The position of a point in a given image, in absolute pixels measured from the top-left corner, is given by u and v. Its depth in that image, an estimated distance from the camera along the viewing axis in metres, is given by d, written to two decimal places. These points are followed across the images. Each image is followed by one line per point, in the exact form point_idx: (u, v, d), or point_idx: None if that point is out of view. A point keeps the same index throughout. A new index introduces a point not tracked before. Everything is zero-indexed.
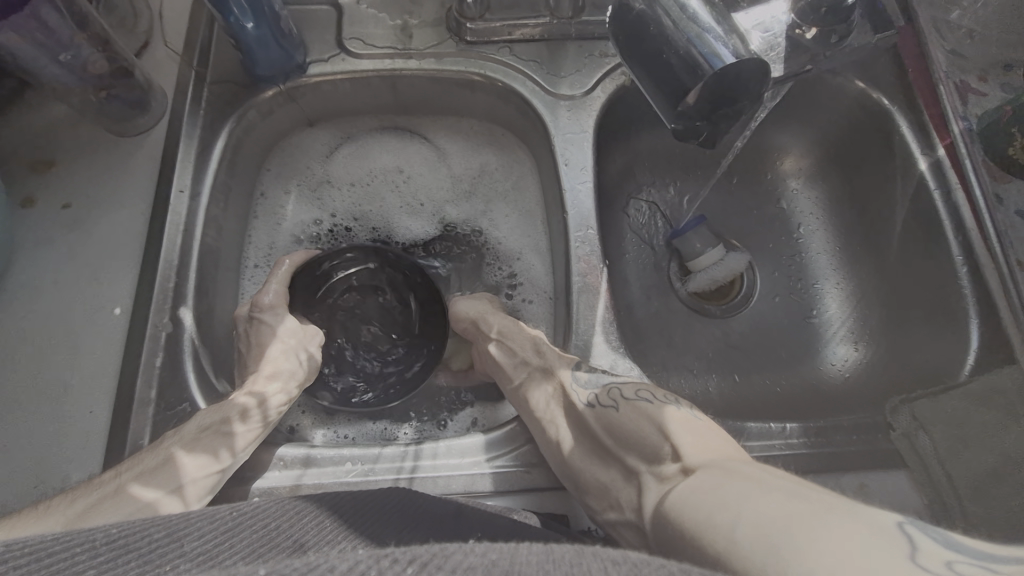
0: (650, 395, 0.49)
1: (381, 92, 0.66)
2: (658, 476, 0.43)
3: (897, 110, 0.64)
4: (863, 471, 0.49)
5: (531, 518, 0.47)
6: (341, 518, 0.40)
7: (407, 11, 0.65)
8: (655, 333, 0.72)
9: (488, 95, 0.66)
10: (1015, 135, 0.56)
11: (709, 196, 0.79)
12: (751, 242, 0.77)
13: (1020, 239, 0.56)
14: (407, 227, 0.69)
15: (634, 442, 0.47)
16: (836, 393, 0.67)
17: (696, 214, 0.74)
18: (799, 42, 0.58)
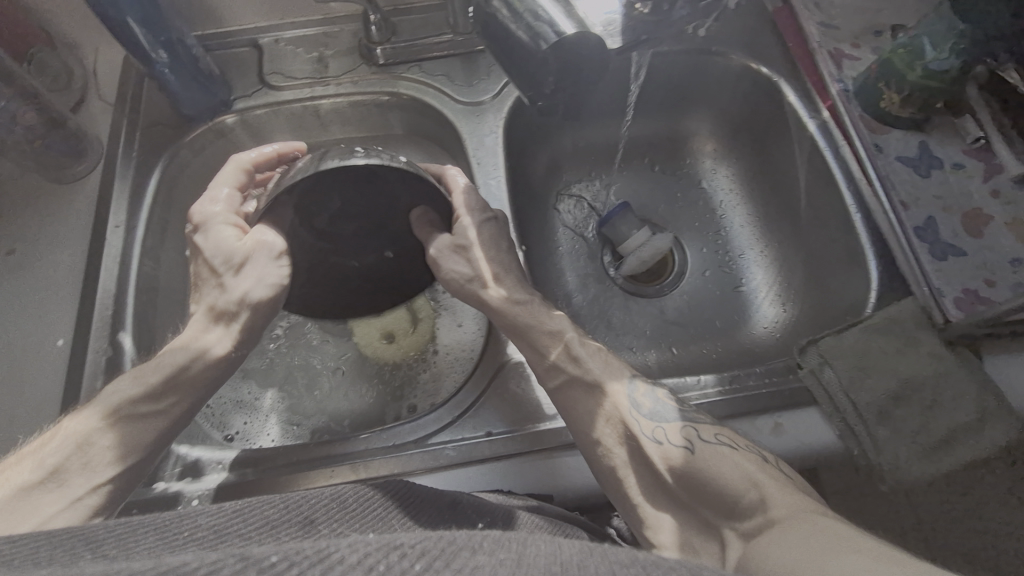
0: (731, 441, 0.46)
1: (307, 120, 0.71)
2: (740, 532, 0.41)
3: (783, 82, 0.69)
4: (777, 410, 0.52)
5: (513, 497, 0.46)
6: (400, 508, 0.39)
7: (323, 45, 0.70)
8: (594, 317, 0.75)
9: (405, 110, 0.71)
10: (884, 88, 0.61)
11: (633, 184, 0.82)
12: (678, 222, 0.80)
13: (901, 181, 0.60)
14: None
15: (715, 494, 0.43)
16: (768, 351, 0.69)
17: (619, 202, 0.78)
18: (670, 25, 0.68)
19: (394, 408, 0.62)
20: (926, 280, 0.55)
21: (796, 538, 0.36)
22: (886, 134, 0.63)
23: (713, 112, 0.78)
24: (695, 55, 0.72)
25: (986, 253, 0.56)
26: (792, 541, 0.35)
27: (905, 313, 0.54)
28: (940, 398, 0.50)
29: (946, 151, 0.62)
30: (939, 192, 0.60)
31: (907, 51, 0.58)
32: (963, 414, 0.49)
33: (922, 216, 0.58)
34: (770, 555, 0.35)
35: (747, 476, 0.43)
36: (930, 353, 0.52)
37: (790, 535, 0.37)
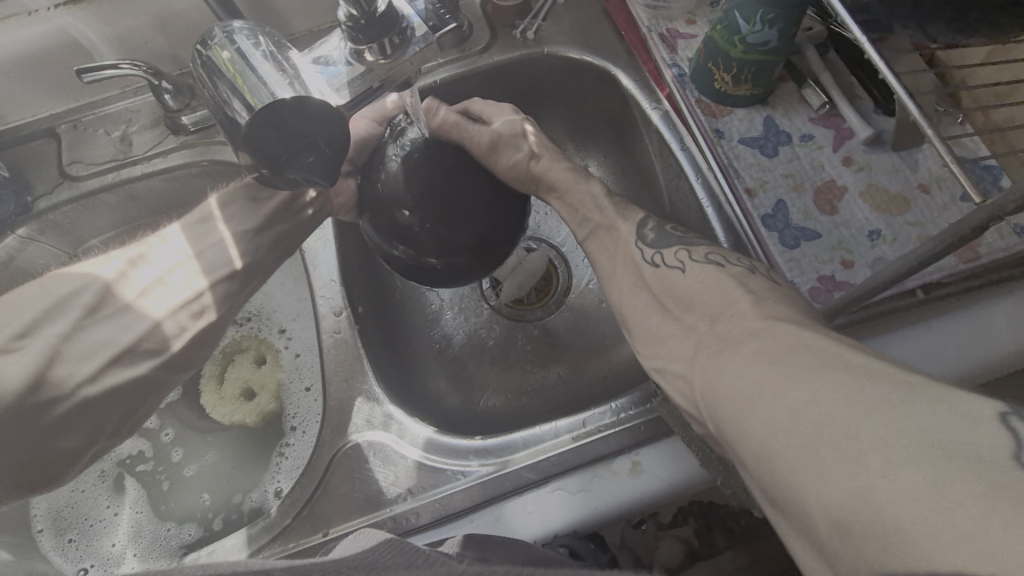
0: (722, 259, 0.44)
1: (124, 203, 0.66)
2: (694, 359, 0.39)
3: (621, 72, 0.64)
4: (636, 447, 0.47)
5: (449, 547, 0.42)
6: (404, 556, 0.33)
7: (125, 122, 0.64)
8: (475, 356, 0.68)
9: (228, 176, 0.66)
10: (715, 68, 0.56)
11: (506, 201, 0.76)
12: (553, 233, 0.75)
13: (748, 166, 0.56)
14: None
15: (696, 300, 0.42)
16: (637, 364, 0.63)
17: None
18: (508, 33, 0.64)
19: (264, 483, 0.58)
20: (778, 275, 0.51)
21: (751, 354, 0.34)
22: (729, 116, 0.58)
23: (567, 112, 0.72)
24: (528, 61, 0.66)
25: (841, 230, 0.52)
26: (747, 363, 0.34)
27: None
28: None
29: (792, 122, 0.57)
30: (788, 171, 0.55)
31: (724, 27, 0.53)
32: None
33: (770, 202, 0.54)
34: (725, 386, 0.35)
35: (726, 292, 0.41)
36: None
37: (746, 349, 0.35)
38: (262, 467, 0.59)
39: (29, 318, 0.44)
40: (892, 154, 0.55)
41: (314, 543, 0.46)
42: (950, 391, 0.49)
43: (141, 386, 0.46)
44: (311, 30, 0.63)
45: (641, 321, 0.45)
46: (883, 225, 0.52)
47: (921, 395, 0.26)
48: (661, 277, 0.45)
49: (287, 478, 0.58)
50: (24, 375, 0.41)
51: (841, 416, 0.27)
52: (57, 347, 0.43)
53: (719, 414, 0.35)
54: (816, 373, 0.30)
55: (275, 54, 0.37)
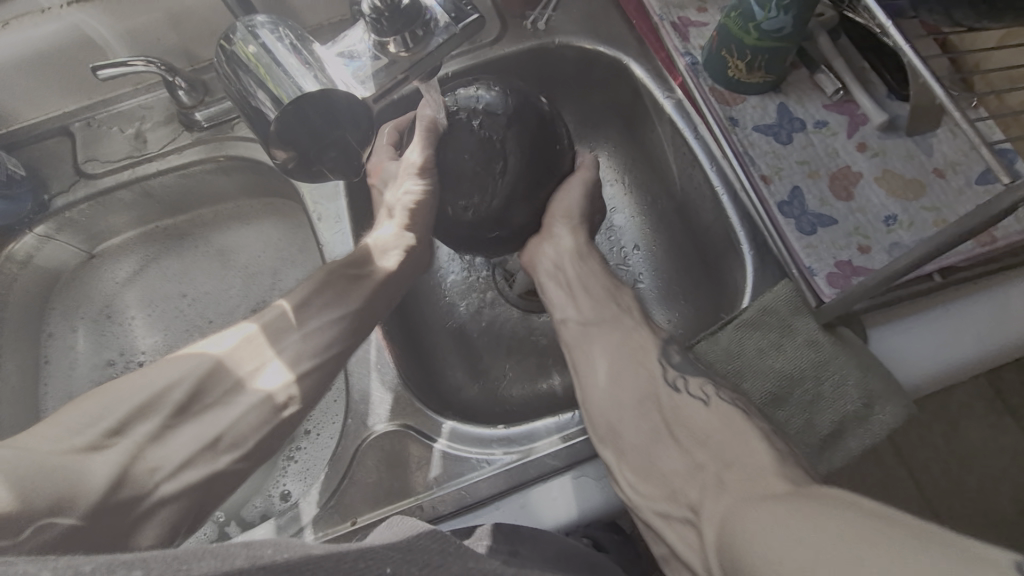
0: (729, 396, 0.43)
1: (139, 200, 0.66)
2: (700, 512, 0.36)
3: (633, 61, 0.64)
4: None
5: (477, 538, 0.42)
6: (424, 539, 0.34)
7: (139, 119, 0.64)
8: (490, 348, 0.68)
9: (242, 172, 0.66)
10: (729, 56, 0.56)
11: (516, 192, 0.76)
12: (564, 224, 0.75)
13: (763, 153, 0.56)
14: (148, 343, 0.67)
15: (711, 443, 0.40)
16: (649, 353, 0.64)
17: None
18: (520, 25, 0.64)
19: (270, 486, 0.58)
20: (796, 261, 0.51)
21: (763, 502, 0.32)
22: (742, 103, 0.58)
23: (578, 103, 0.72)
24: (539, 51, 0.66)
25: (858, 216, 0.52)
26: (761, 511, 0.31)
27: (779, 300, 0.49)
28: (821, 389, 0.47)
29: (806, 109, 0.58)
30: (802, 157, 0.56)
31: (738, 14, 0.53)
32: (847, 402, 0.46)
33: (786, 189, 0.54)
34: (740, 525, 0.32)
35: (748, 444, 0.39)
36: (807, 342, 0.48)
37: (763, 496, 0.33)
38: (272, 468, 0.59)
39: (118, 418, 0.40)
40: (906, 139, 0.55)
41: (343, 532, 0.47)
42: (967, 374, 0.49)
43: (217, 483, 0.43)
44: (323, 23, 0.63)
45: (649, 451, 0.42)
46: (899, 211, 0.52)
47: (924, 534, 0.25)
48: (685, 407, 0.43)
49: (294, 481, 0.58)
50: (108, 480, 0.38)
51: (844, 552, 0.25)
52: (141, 446, 0.40)
53: (730, 554, 0.31)
54: (823, 515, 0.28)
55: (300, 48, 0.37)
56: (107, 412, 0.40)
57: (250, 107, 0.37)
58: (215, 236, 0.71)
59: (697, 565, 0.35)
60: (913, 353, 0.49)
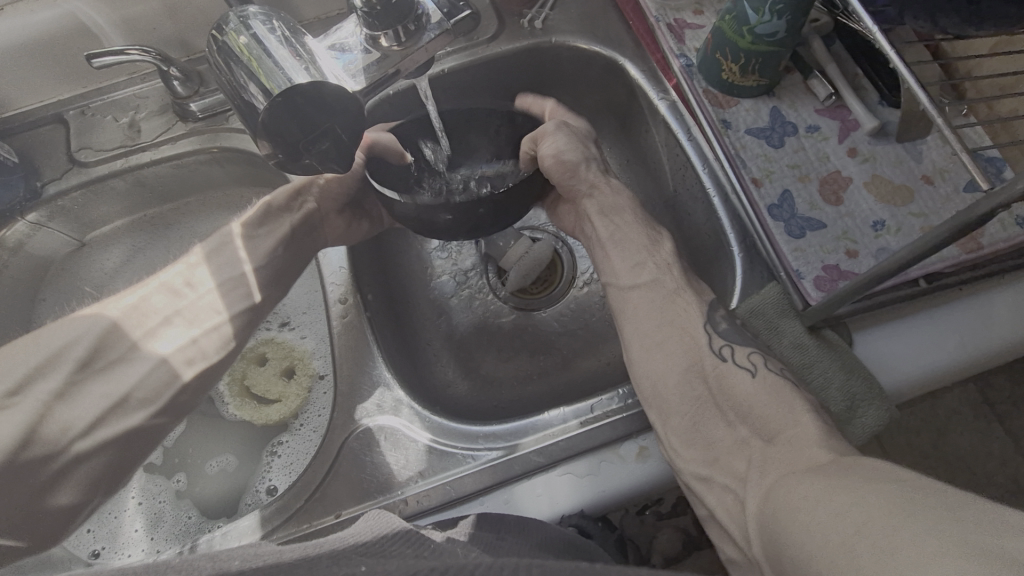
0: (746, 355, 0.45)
1: (131, 189, 0.66)
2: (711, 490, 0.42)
3: (627, 62, 0.64)
4: (642, 433, 0.48)
5: (462, 527, 0.42)
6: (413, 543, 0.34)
7: (133, 108, 0.64)
8: (481, 345, 0.69)
9: (236, 163, 0.66)
10: (724, 59, 0.56)
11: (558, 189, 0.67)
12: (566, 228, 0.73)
13: (754, 157, 0.56)
14: None
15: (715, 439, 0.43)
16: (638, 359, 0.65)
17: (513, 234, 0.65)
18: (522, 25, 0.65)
19: (254, 483, 0.59)
20: (784, 264, 0.52)
21: (807, 474, 0.36)
22: (735, 106, 0.59)
23: (573, 103, 0.72)
24: (536, 50, 0.66)
25: (846, 221, 0.53)
26: (799, 480, 0.35)
27: (767, 302, 0.50)
28: (805, 391, 0.47)
29: (799, 113, 0.58)
30: (793, 161, 0.56)
31: (732, 18, 0.53)
32: (830, 404, 0.46)
33: (776, 192, 0.54)
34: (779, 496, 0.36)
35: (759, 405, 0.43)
36: (792, 344, 0.49)
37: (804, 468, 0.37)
38: (254, 464, 0.60)
39: (25, 372, 0.42)
40: (896, 145, 0.55)
41: (327, 525, 0.47)
42: (950, 379, 0.50)
43: None
44: (320, 16, 0.63)
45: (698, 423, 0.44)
46: (887, 216, 0.53)
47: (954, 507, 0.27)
48: (730, 376, 0.44)
49: (279, 475, 0.59)
50: (17, 431, 0.40)
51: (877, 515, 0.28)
52: (48, 405, 0.42)
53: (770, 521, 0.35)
54: (879, 488, 0.31)
55: (292, 41, 0.37)
56: (35, 354, 0.43)
57: (242, 102, 0.37)
58: (207, 228, 0.71)
59: (734, 531, 0.39)
60: (900, 358, 0.49)
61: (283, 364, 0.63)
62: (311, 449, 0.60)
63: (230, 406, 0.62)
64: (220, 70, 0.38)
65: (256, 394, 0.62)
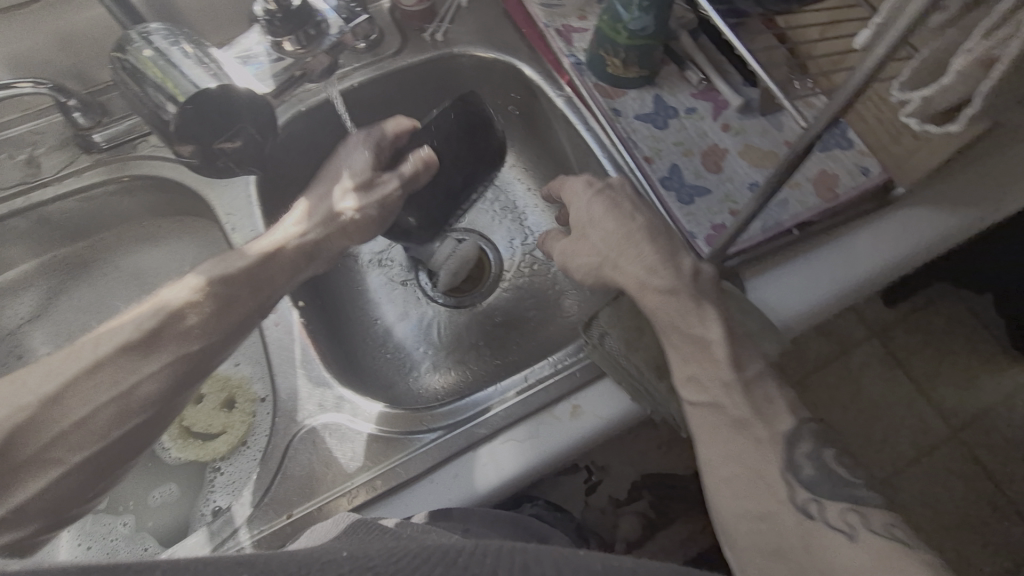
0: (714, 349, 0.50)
1: (34, 228, 0.64)
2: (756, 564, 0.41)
3: (525, 66, 0.70)
4: (574, 393, 0.52)
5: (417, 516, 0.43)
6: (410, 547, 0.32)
7: (30, 144, 0.63)
8: (418, 343, 0.72)
9: (149, 191, 0.66)
10: (606, 54, 0.63)
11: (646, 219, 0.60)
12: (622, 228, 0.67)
13: (644, 138, 0.63)
14: None
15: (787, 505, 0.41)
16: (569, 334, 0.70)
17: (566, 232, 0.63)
18: (426, 40, 0.70)
19: (200, 506, 0.58)
20: (679, 227, 0.58)
21: None
22: (623, 96, 0.65)
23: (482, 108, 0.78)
24: (441, 61, 0.70)
25: (727, 185, 0.60)
26: None
27: (669, 262, 0.56)
28: (709, 335, 0.53)
29: (678, 98, 0.65)
30: (678, 139, 0.63)
31: (608, 17, 0.60)
32: (731, 343, 0.52)
33: (666, 166, 0.61)
34: None
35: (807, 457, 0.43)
36: (695, 296, 0.54)
37: None
38: (195, 489, 0.59)
39: None
40: (760, 118, 0.64)
41: (279, 527, 0.47)
42: (830, 311, 0.58)
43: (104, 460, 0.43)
44: (223, 41, 0.64)
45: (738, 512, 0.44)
46: (760, 178, 0.60)
47: None
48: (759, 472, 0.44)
49: (223, 495, 0.58)
50: None
51: None
52: None
53: None
54: None
55: (195, 54, 0.40)
56: None
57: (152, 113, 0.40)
58: (125, 264, 0.69)
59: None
60: (784, 298, 0.56)
61: (221, 397, 0.61)
62: (255, 462, 0.59)
63: (172, 451, 0.59)
64: (127, 88, 0.41)
65: (198, 433, 0.60)
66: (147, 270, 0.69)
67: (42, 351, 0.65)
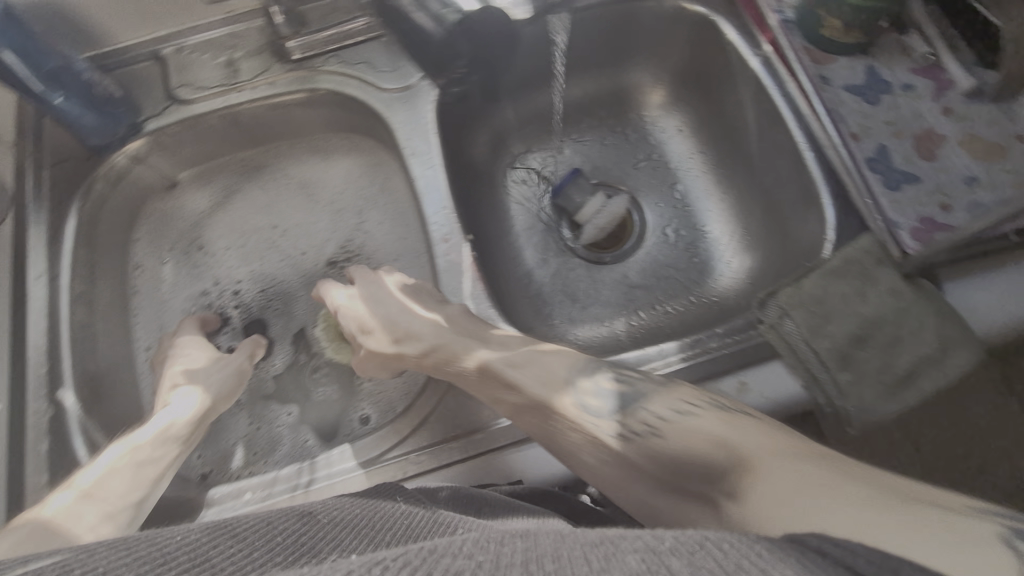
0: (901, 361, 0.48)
1: (226, 129, 0.67)
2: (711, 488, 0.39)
3: (721, 19, 0.65)
4: (742, 369, 0.51)
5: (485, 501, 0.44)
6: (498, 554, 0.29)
7: (231, 48, 0.66)
8: (556, 292, 0.74)
9: (329, 107, 0.67)
10: (823, 15, 0.57)
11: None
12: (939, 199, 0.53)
13: (854, 111, 0.57)
14: (231, 270, 0.69)
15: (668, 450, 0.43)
16: (724, 304, 0.69)
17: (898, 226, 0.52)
18: None
19: (351, 411, 0.62)
20: (881, 214, 0.53)
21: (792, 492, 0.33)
22: (832, 63, 0.60)
23: (655, 61, 0.75)
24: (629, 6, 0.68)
25: (941, 176, 0.54)
26: (788, 472, 0.34)
27: (862, 251, 0.52)
28: (901, 333, 0.49)
29: (893, 72, 0.59)
30: (889, 117, 0.57)
31: None
32: (924, 346, 0.48)
33: (873, 146, 0.56)
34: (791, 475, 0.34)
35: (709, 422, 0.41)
36: (888, 290, 0.51)
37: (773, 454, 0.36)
38: (348, 395, 0.63)
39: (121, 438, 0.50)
40: (991, 105, 0.56)
41: (446, 444, 0.51)
42: None
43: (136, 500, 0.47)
44: None
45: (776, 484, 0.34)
46: (979, 172, 0.54)
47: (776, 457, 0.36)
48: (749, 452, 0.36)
49: (370, 404, 0.62)
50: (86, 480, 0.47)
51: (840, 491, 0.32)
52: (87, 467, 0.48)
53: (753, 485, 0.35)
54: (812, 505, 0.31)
55: None
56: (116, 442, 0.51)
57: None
58: (294, 176, 0.72)
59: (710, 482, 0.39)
60: (994, 306, 0.50)
61: None
62: (408, 380, 0.62)
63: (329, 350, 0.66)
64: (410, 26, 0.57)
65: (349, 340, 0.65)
66: (317, 184, 0.71)
67: (223, 241, 0.70)
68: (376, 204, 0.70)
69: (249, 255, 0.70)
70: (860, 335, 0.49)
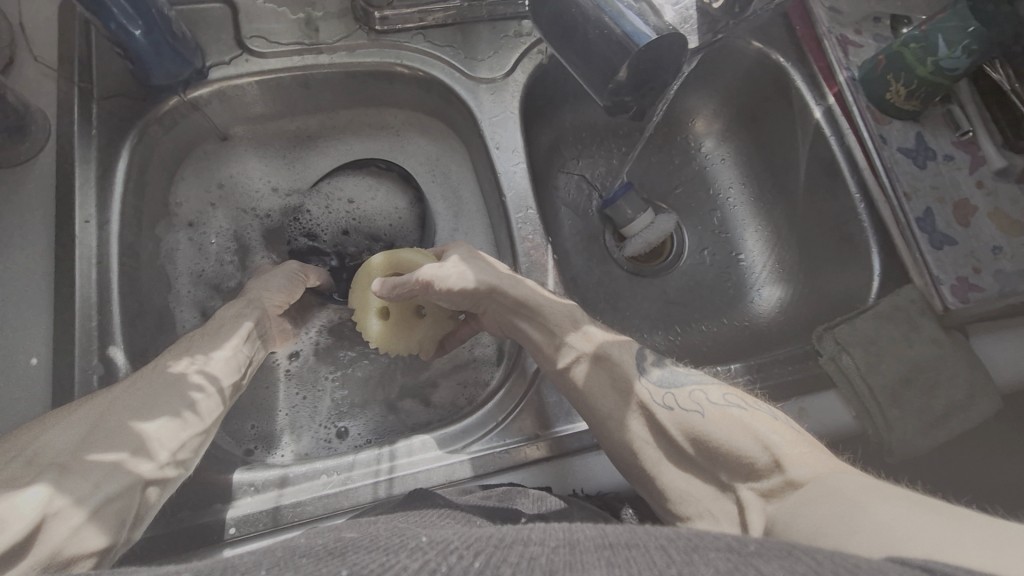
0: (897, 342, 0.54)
1: (294, 89, 0.63)
2: (760, 491, 0.43)
3: (791, 66, 0.70)
4: (802, 397, 0.55)
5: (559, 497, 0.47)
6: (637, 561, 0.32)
7: (309, 4, 0.62)
8: (599, 298, 0.76)
9: (408, 84, 0.65)
10: (892, 82, 0.63)
11: None
12: (972, 262, 0.60)
13: (905, 172, 0.63)
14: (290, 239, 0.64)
15: (719, 460, 0.45)
16: (761, 329, 0.73)
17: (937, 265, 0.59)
18: None
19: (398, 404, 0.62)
20: (926, 269, 0.60)
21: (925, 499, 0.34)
22: (889, 125, 0.65)
23: (717, 89, 0.78)
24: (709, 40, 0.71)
25: (974, 242, 0.61)
26: (818, 499, 0.38)
27: (907, 299, 0.58)
28: (941, 377, 0.55)
29: (938, 142, 0.65)
30: (934, 183, 0.63)
31: (919, 47, 0.59)
32: (959, 390, 0.55)
33: (921, 208, 0.62)
34: (801, 510, 0.38)
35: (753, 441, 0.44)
36: (930, 338, 0.57)
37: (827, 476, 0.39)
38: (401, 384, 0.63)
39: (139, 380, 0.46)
40: (1015, 186, 0.63)
41: (526, 442, 0.52)
42: None
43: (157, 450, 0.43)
44: None
45: (814, 506, 0.38)
46: (1005, 243, 0.61)
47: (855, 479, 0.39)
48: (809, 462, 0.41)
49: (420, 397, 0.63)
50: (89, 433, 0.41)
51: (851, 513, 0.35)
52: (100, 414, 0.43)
53: (788, 516, 0.39)
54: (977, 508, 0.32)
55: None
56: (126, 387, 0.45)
57: (613, 36, 0.48)
58: (357, 149, 0.69)
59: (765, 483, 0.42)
60: (1011, 362, 0.57)
61: None
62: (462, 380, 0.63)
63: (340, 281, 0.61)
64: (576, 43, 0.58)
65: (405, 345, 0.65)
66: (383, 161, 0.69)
67: (310, 173, 0.66)
68: (444, 189, 0.69)
69: (336, 191, 0.64)
70: (905, 376, 0.55)
